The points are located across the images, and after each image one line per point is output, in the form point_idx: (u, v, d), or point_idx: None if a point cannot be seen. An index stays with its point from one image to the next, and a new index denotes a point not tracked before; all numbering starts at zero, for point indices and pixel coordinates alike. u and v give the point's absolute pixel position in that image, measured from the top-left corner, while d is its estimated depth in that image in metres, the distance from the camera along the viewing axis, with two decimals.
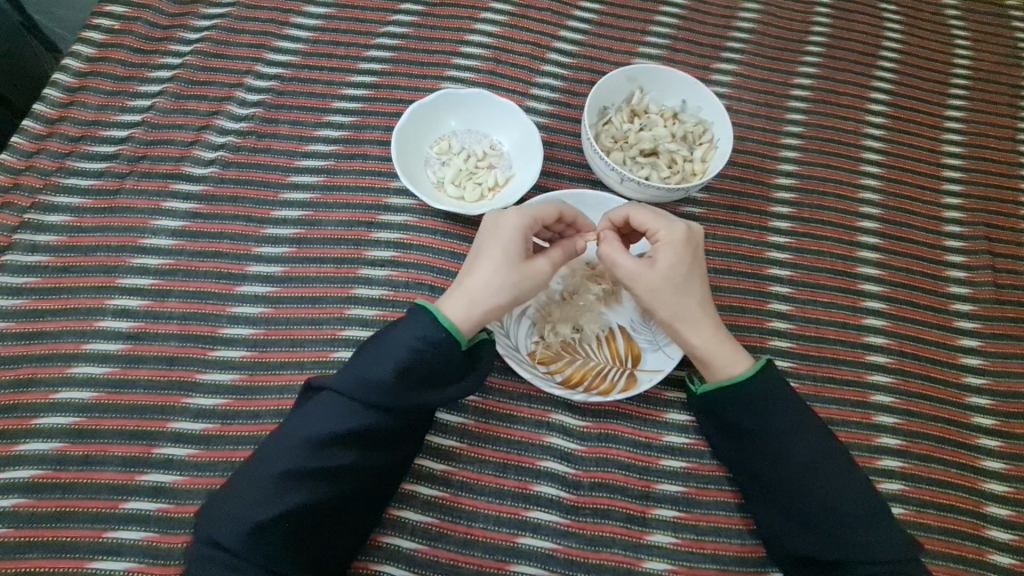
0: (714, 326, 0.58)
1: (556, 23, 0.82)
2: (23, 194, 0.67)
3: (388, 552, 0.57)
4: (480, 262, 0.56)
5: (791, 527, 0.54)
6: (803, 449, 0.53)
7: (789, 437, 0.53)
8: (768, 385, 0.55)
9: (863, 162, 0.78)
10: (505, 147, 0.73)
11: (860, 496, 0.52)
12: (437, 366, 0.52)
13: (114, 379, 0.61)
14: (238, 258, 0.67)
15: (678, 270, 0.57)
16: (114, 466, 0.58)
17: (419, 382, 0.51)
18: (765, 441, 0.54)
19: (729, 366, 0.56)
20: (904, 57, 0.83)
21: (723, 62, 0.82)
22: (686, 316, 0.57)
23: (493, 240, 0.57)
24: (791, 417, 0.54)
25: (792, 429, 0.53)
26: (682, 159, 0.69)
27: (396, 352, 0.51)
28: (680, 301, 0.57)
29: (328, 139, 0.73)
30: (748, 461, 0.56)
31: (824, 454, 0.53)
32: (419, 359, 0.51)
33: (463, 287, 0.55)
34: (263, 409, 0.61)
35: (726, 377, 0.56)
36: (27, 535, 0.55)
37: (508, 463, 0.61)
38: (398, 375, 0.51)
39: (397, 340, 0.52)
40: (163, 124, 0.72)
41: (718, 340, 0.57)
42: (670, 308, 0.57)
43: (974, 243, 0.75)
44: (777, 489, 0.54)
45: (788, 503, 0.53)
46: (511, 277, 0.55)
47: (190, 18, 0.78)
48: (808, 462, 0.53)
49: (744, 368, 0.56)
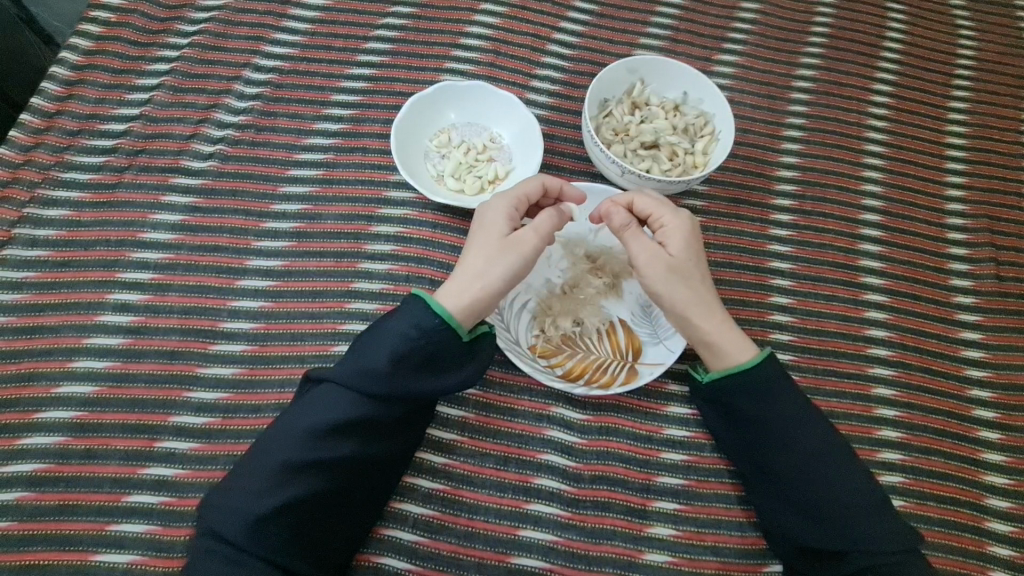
0: (722, 313, 0.58)
1: (556, 15, 0.81)
2: (21, 188, 0.67)
3: (389, 545, 0.57)
4: (475, 254, 0.56)
5: (792, 517, 0.54)
6: (804, 436, 0.53)
7: (791, 425, 0.53)
8: (772, 375, 0.54)
9: (865, 154, 0.77)
10: (505, 140, 0.72)
11: (860, 488, 0.52)
12: (433, 354, 0.52)
13: (115, 373, 0.61)
14: (238, 252, 0.67)
15: (687, 255, 0.57)
16: (116, 459, 0.58)
17: (415, 370, 0.51)
18: (766, 429, 0.54)
19: (737, 352, 0.56)
20: (907, 47, 0.83)
21: (725, 53, 0.81)
22: (695, 301, 0.57)
23: (484, 229, 0.57)
24: (793, 408, 0.54)
25: (794, 417, 0.53)
26: (682, 151, 0.69)
27: (392, 341, 0.51)
28: (689, 286, 0.57)
29: (327, 133, 0.73)
30: (751, 451, 0.56)
31: (826, 445, 0.53)
32: (414, 347, 0.51)
33: (458, 279, 0.55)
34: (263, 403, 0.61)
35: (736, 362, 0.56)
36: (30, 529, 0.55)
37: (508, 456, 0.61)
38: (394, 364, 0.51)
39: (392, 330, 0.52)
40: (161, 118, 0.72)
41: (728, 327, 0.57)
42: (681, 293, 0.57)
43: (976, 235, 0.75)
44: (778, 477, 0.54)
45: (789, 494, 0.54)
46: (506, 262, 0.55)
47: (188, 11, 0.77)
48: (811, 451, 0.53)
49: (752, 354, 0.56)
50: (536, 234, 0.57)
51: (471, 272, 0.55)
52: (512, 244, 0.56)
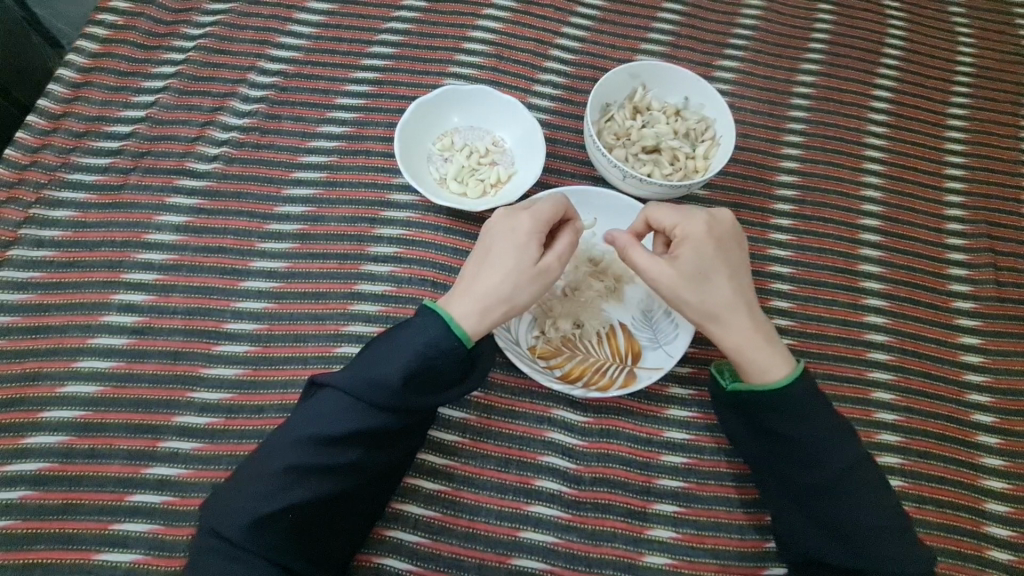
0: (753, 325, 0.56)
1: (559, 20, 0.82)
2: (28, 189, 0.68)
3: (390, 545, 0.57)
4: (494, 270, 0.56)
5: (814, 531, 0.54)
6: (838, 456, 0.52)
7: (824, 445, 0.52)
8: (808, 396, 0.53)
9: (865, 160, 0.78)
10: (508, 144, 0.73)
11: (887, 510, 0.52)
12: (444, 370, 0.52)
13: (119, 373, 0.62)
14: (242, 253, 0.67)
15: (702, 264, 0.56)
16: (120, 459, 0.59)
17: (427, 384, 0.52)
18: (797, 447, 0.53)
19: (768, 368, 0.54)
20: (907, 54, 0.84)
21: (726, 59, 0.82)
22: (720, 317, 0.56)
23: (510, 242, 0.56)
24: (828, 430, 0.52)
25: (828, 438, 0.52)
26: (684, 156, 0.70)
27: (404, 354, 0.51)
28: (707, 301, 0.56)
29: (331, 136, 0.73)
30: (779, 465, 0.55)
31: (859, 467, 0.52)
32: (427, 363, 0.51)
33: (480, 294, 0.54)
34: (266, 404, 0.61)
35: (766, 380, 0.55)
36: (34, 527, 0.56)
37: (509, 458, 0.61)
38: (408, 378, 0.51)
39: (406, 342, 0.52)
40: (167, 120, 0.73)
41: (758, 338, 0.56)
42: (698, 310, 0.56)
43: (976, 240, 0.75)
44: (802, 493, 0.54)
45: (817, 511, 0.53)
46: (530, 288, 0.56)
47: (194, 14, 0.78)
48: (845, 473, 0.52)
49: (786, 372, 0.54)
50: (558, 262, 0.57)
51: (493, 292, 0.55)
52: (535, 271, 0.56)
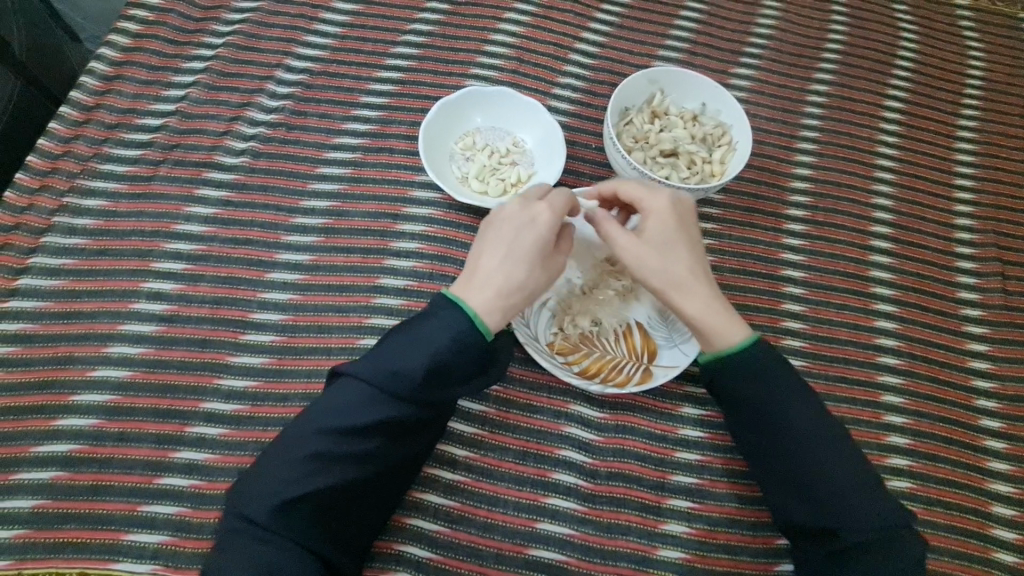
0: (708, 294, 0.56)
1: (579, 25, 0.83)
2: (61, 178, 0.69)
3: (410, 533, 0.59)
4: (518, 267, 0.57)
5: (792, 505, 0.52)
6: (800, 422, 0.52)
7: (785, 411, 0.52)
8: (767, 361, 0.54)
9: (877, 168, 0.79)
10: (528, 145, 0.74)
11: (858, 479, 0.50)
12: (467, 365, 0.53)
13: (148, 359, 0.63)
14: (268, 246, 0.69)
15: (664, 234, 0.57)
16: (148, 443, 0.60)
17: (450, 379, 0.53)
18: (761, 414, 0.53)
19: (727, 331, 0.55)
20: (918, 66, 0.85)
21: (742, 67, 0.84)
22: (677, 283, 0.56)
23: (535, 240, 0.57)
24: (788, 395, 0.53)
25: (788, 403, 0.52)
26: (701, 160, 0.71)
27: (428, 348, 0.52)
28: (666, 266, 0.57)
29: (356, 132, 0.75)
30: (749, 437, 0.55)
31: (823, 433, 0.52)
32: (451, 358, 0.52)
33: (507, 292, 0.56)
34: (291, 392, 0.63)
35: (728, 345, 0.55)
36: (64, 507, 0.57)
37: (527, 451, 0.63)
38: (432, 372, 0.52)
39: (429, 335, 0.53)
40: (196, 114, 0.74)
41: (714, 308, 0.56)
42: (660, 276, 0.57)
43: (984, 250, 0.76)
44: (777, 466, 0.53)
45: (791, 482, 0.52)
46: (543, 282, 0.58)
47: (223, 11, 0.80)
48: (806, 438, 0.52)
49: (743, 335, 0.55)
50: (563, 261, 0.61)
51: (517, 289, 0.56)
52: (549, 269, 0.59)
